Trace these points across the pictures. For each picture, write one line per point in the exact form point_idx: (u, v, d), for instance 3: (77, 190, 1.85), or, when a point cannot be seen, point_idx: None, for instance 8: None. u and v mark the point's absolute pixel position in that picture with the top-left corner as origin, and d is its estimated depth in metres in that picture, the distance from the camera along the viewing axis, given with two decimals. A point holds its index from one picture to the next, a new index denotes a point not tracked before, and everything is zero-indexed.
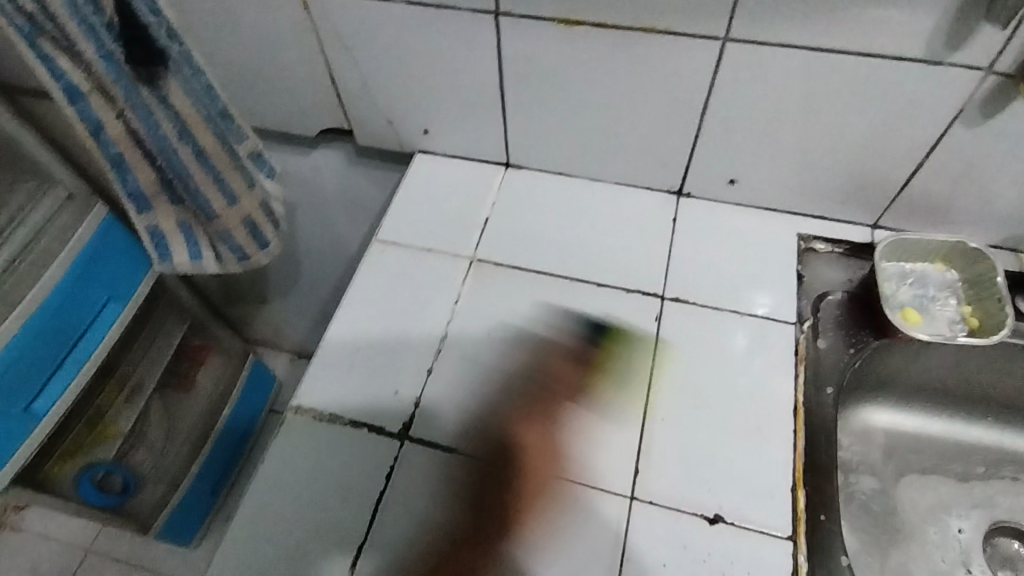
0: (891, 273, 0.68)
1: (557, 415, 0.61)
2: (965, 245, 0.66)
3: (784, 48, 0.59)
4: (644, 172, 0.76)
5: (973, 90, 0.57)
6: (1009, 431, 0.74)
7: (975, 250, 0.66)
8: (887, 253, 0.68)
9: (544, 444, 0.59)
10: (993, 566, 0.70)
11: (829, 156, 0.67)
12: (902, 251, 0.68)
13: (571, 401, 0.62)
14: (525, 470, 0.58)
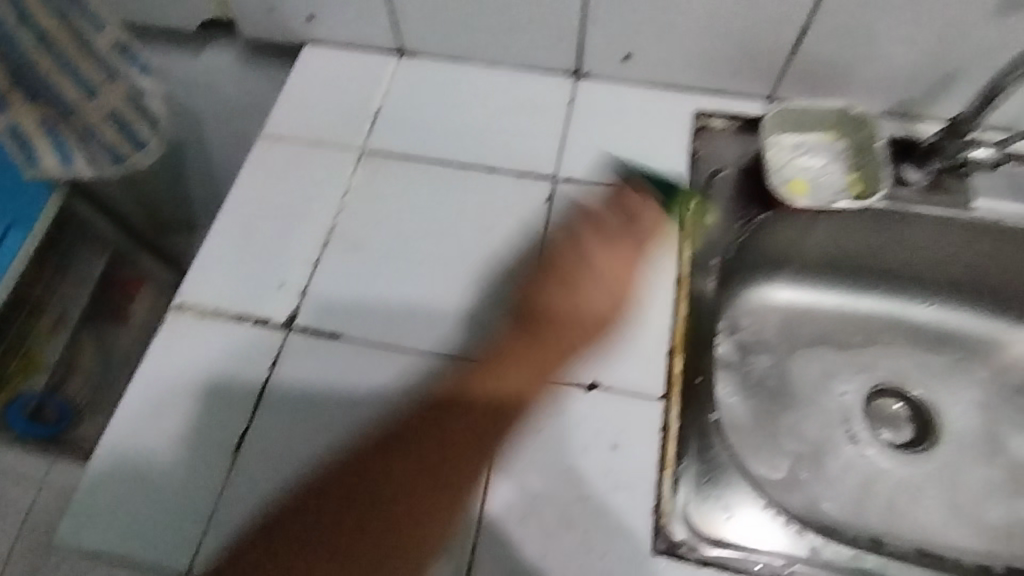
0: (776, 143, 0.68)
1: (444, 299, 0.62)
2: (849, 110, 0.66)
3: None
4: (537, 52, 0.72)
5: None
6: (898, 298, 0.77)
7: (860, 116, 0.67)
8: (771, 123, 0.68)
9: (429, 328, 0.60)
10: (872, 424, 0.73)
11: (717, 22, 0.65)
12: (787, 122, 0.68)
13: (460, 284, 0.62)
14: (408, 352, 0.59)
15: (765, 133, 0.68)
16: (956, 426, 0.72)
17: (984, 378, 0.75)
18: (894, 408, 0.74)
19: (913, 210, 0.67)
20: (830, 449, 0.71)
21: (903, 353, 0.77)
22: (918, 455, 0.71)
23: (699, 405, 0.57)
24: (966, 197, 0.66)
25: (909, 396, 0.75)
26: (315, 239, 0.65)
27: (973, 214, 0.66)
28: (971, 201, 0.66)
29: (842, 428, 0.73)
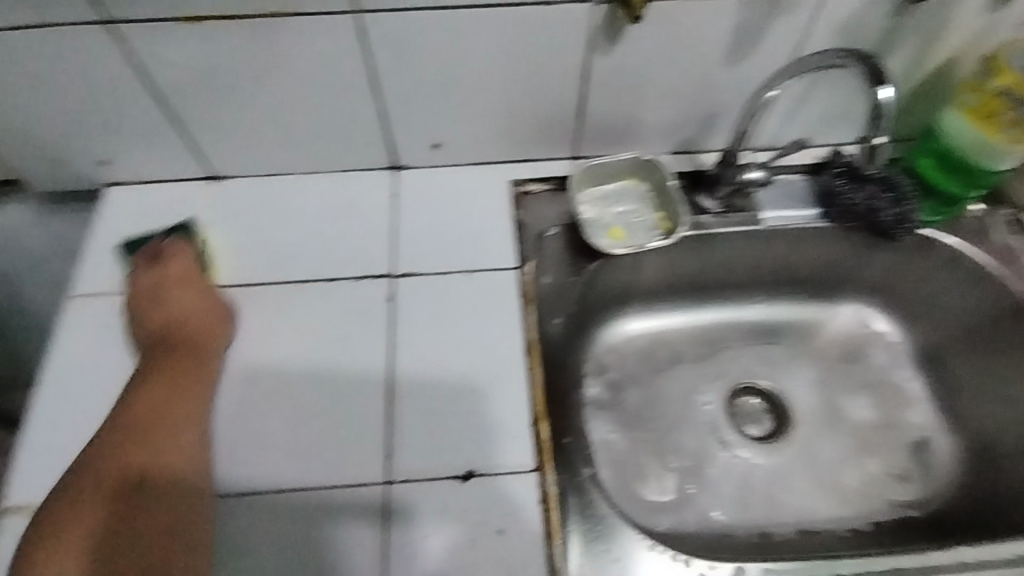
0: (584, 201, 0.73)
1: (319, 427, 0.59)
2: (640, 158, 0.74)
3: (416, 11, 0.59)
4: (349, 155, 0.74)
5: (592, 20, 0.60)
6: (730, 304, 0.86)
7: (651, 161, 0.74)
8: (575, 186, 0.73)
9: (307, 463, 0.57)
10: (738, 425, 0.80)
11: (507, 104, 0.70)
12: (586, 180, 0.74)
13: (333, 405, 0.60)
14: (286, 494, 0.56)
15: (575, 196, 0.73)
16: (803, 407, 0.81)
17: (814, 357, 0.84)
18: (751, 402, 0.82)
19: (716, 231, 0.75)
20: (708, 458, 0.77)
21: (744, 353, 0.85)
22: (779, 443, 0.78)
23: (571, 464, 0.60)
24: (755, 211, 0.76)
25: (760, 388, 0.83)
26: (152, 396, 0.61)
27: (764, 225, 0.75)
28: (759, 214, 0.75)
29: (713, 436, 0.79)
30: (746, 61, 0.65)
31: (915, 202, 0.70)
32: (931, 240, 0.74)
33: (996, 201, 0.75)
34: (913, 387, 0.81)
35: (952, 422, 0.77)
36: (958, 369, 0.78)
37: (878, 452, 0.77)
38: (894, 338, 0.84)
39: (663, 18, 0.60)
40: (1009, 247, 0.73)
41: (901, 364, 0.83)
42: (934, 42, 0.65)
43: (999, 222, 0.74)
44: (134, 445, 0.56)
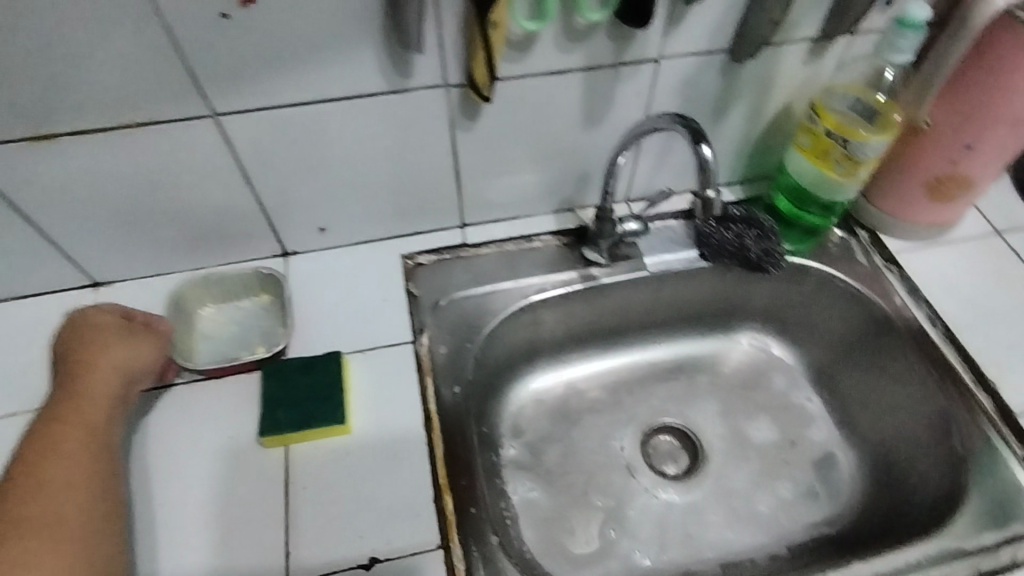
0: (268, 308, 0.73)
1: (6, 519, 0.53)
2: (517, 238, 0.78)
3: (274, 109, 0.60)
4: (238, 247, 0.74)
5: (448, 102, 0.63)
6: (635, 347, 0.89)
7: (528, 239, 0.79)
8: (194, 293, 0.72)
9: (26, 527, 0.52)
10: (654, 464, 0.81)
11: (386, 184, 0.71)
12: (173, 317, 0.70)
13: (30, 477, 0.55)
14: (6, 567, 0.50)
15: (234, 285, 0.72)
16: (714, 438, 0.83)
17: (718, 389, 0.87)
18: (663, 441, 0.84)
19: (603, 281, 0.78)
20: (627, 501, 0.78)
21: (655, 393, 0.87)
22: (696, 477, 0.80)
23: (479, 534, 0.59)
24: (638, 258, 0.79)
25: (671, 425, 0.85)
26: None
27: (648, 270, 0.78)
28: (644, 260, 0.78)
29: (631, 480, 0.80)
30: (601, 123, 0.70)
31: (778, 236, 0.76)
32: (802, 268, 0.79)
33: (855, 226, 0.80)
34: (813, 407, 0.85)
35: (852, 436, 0.81)
36: (847, 383, 0.82)
37: (787, 474, 0.79)
38: (791, 361, 0.88)
39: (515, 93, 0.64)
40: (870, 266, 0.78)
41: (799, 386, 0.86)
42: (765, 91, 0.71)
43: (860, 244, 0.79)
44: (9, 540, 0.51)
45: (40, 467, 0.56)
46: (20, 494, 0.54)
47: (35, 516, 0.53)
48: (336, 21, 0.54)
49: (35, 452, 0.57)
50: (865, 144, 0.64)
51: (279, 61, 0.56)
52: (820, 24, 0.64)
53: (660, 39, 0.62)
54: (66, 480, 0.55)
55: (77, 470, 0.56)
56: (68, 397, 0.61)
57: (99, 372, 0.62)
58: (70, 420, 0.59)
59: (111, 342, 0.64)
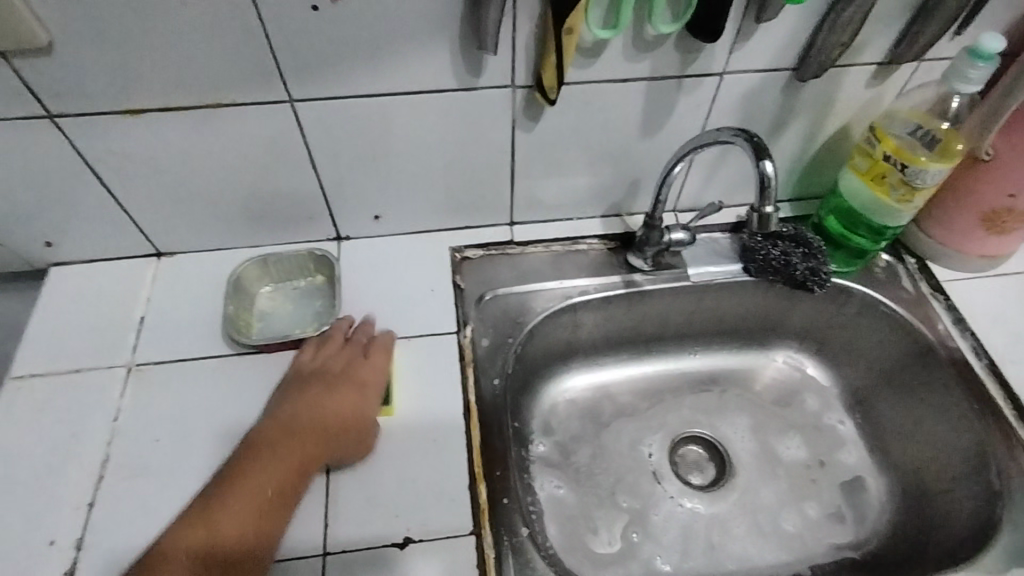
0: (314, 288, 0.75)
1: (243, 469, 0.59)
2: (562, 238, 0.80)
3: (347, 98, 0.63)
4: (296, 228, 0.77)
5: (512, 103, 0.65)
6: (670, 356, 0.90)
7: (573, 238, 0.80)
8: (253, 274, 0.74)
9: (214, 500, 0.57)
10: (681, 472, 0.82)
11: (443, 178, 0.74)
12: (235, 295, 0.72)
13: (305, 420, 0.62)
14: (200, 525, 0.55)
15: (288, 267, 0.75)
16: (743, 453, 0.83)
17: (750, 404, 0.88)
18: (691, 451, 0.84)
19: (645, 288, 0.79)
20: (651, 506, 0.79)
21: (686, 403, 0.88)
22: (722, 489, 0.80)
23: (510, 524, 0.61)
24: (682, 268, 0.80)
25: (700, 436, 0.85)
26: (86, 477, 0.61)
27: (691, 281, 0.79)
28: (687, 270, 0.80)
29: (657, 486, 0.81)
30: (659, 133, 0.71)
31: (825, 256, 0.76)
32: (846, 290, 0.79)
33: (903, 251, 0.80)
34: (845, 430, 0.84)
35: (883, 463, 0.81)
36: (881, 409, 0.82)
37: (814, 494, 0.80)
38: (825, 383, 0.88)
39: (578, 98, 0.65)
40: (916, 293, 0.78)
41: (832, 408, 0.86)
42: (824, 112, 0.72)
43: (907, 270, 0.79)
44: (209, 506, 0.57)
45: (252, 469, 0.58)
46: (223, 493, 0.57)
47: (219, 516, 0.55)
48: (417, 17, 0.56)
49: (254, 446, 0.60)
50: (924, 170, 0.63)
51: (358, 52, 0.59)
52: (887, 48, 0.65)
53: (726, 54, 0.63)
54: (264, 480, 0.57)
55: (280, 472, 0.58)
56: (307, 386, 0.65)
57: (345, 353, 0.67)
58: (314, 410, 0.62)
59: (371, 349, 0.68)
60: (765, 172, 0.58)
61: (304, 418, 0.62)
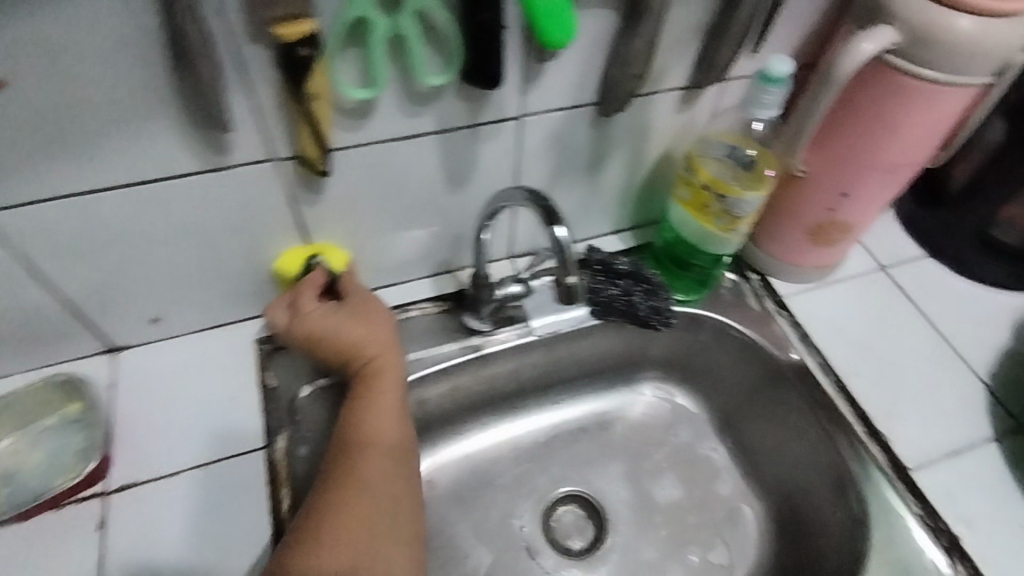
0: (69, 419, 0.61)
1: (335, 476, 0.52)
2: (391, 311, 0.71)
3: (57, 200, 0.50)
4: (48, 350, 0.62)
5: (280, 177, 0.55)
6: (535, 409, 0.83)
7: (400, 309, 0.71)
8: None
9: (333, 504, 0.50)
10: (557, 541, 0.75)
11: (225, 266, 0.62)
12: None
13: (365, 419, 0.55)
14: (299, 542, 0.48)
15: (26, 408, 0.61)
16: (621, 505, 0.78)
17: (624, 446, 0.83)
18: (566, 512, 0.78)
19: (487, 351, 0.71)
20: None
21: (558, 458, 0.81)
22: (601, 551, 0.75)
23: None
24: (525, 322, 0.72)
25: (575, 494, 0.79)
26: None
27: (536, 334, 0.72)
28: (530, 323, 0.72)
29: (532, 562, 0.74)
30: (468, 185, 0.63)
31: (666, 291, 0.72)
32: (696, 318, 0.75)
33: (746, 269, 0.78)
34: (719, 458, 0.81)
35: (758, 488, 0.78)
36: (749, 432, 0.79)
37: (695, 537, 0.76)
38: (695, 411, 0.84)
39: (360, 162, 0.56)
40: (761, 311, 0.75)
41: (704, 436, 0.83)
42: (641, 142, 0.67)
43: (751, 288, 0.77)
44: (315, 524, 0.49)
45: (345, 482, 0.51)
46: (344, 501, 0.50)
47: (357, 499, 0.50)
48: (116, 97, 0.45)
49: (341, 458, 0.53)
50: (740, 200, 0.60)
51: (50, 147, 0.46)
52: (687, 73, 0.61)
53: (518, 98, 0.56)
54: (386, 484, 0.52)
55: (397, 472, 0.54)
56: (359, 387, 0.58)
57: (376, 338, 0.59)
58: (383, 402, 0.56)
59: (370, 334, 0.59)
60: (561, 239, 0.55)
61: (353, 430, 0.55)
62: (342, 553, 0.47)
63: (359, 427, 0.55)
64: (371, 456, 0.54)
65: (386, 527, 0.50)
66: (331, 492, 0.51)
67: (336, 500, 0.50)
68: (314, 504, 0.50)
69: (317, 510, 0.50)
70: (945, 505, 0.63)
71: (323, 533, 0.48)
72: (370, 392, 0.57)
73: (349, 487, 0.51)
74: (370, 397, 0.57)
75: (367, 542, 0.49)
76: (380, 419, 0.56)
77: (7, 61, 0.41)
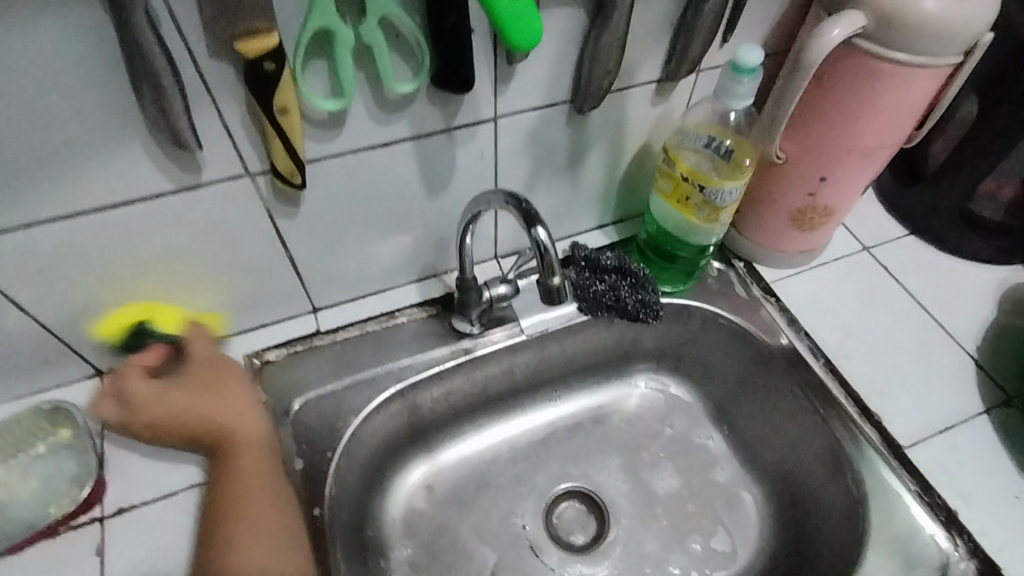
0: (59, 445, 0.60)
1: (240, 498, 0.56)
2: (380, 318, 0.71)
3: (31, 228, 0.49)
4: (35, 377, 0.62)
5: (257, 191, 0.54)
6: (529, 408, 0.83)
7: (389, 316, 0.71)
8: None
9: (243, 511, 0.56)
10: (559, 537, 0.76)
11: (208, 283, 0.61)
12: None
13: (229, 461, 0.58)
14: (223, 551, 0.54)
15: (14, 437, 0.60)
16: (620, 498, 0.78)
17: (620, 439, 0.83)
18: (568, 508, 0.78)
19: (478, 352, 0.71)
20: None
21: (555, 455, 0.81)
22: (603, 545, 0.75)
23: None
24: (514, 322, 0.72)
25: (575, 490, 0.79)
26: None
27: (525, 334, 0.72)
28: (519, 324, 0.72)
29: (535, 560, 0.74)
30: (448, 189, 0.63)
31: (653, 284, 0.72)
32: (685, 308, 0.75)
33: (731, 256, 0.78)
34: (715, 446, 0.81)
35: (755, 474, 0.78)
36: (743, 419, 0.79)
37: (695, 526, 0.76)
38: (689, 400, 0.84)
39: (337, 172, 0.56)
40: (749, 298, 0.75)
41: (699, 425, 0.83)
42: (619, 136, 0.67)
43: (738, 275, 0.77)
44: (218, 538, 0.55)
45: (228, 514, 0.56)
46: (226, 511, 0.56)
47: (243, 527, 0.55)
48: (85, 121, 0.44)
49: (225, 492, 0.57)
50: (721, 190, 0.60)
51: (22, 176, 0.46)
52: (660, 65, 0.61)
53: (491, 99, 0.56)
54: (253, 482, 0.57)
55: (272, 501, 0.57)
56: (219, 450, 0.59)
57: (238, 414, 0.60)
58: (234, 468, 0.58)
59: (228, 412, 0.60)
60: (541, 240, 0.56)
61: (230, 466, 0.58)
62: (239, 564, 0.53)
63: (224, 480, 0.58)
64: (250, 477, 0.58)
65: (265, 507, 0.56)
66: (232, 513, 0.56)
67: (227, 518, 0.56)
68: (215, 524, 0.55)
69: (218, 528, 0.56)
70: (939, 480, 0.63)
71: (247, 547, 0.54)
72: (230, 443, 0.59)
73: (248, 507, 0.56)
74: (229, 449, 0.59)
75: (269, 548, 0.55)
76: (252, 452, 0.59)
77: None
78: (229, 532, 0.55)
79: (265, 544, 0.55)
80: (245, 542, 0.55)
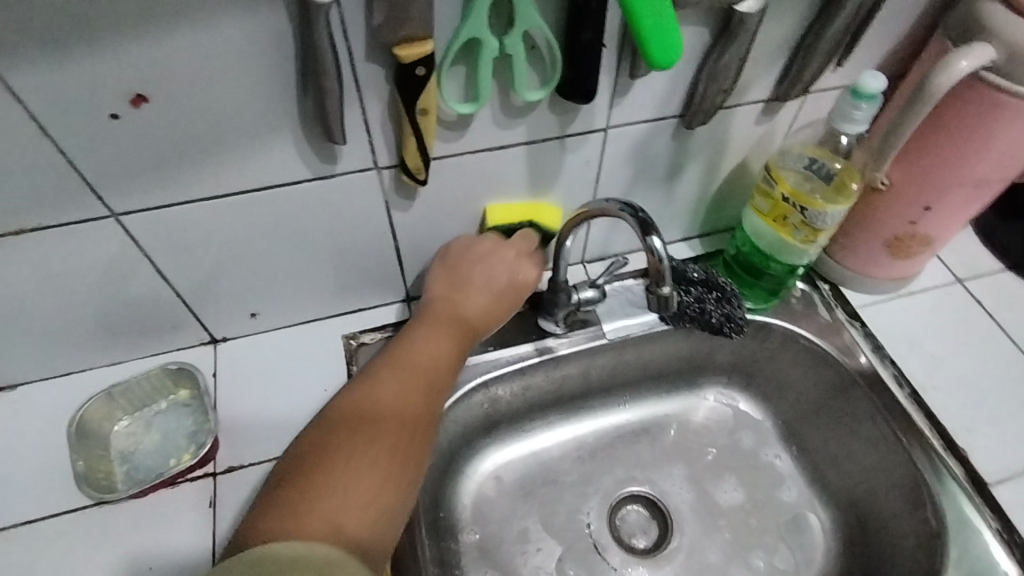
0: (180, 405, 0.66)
1: (396, 405, 0.50)
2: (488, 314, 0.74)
3: (182, 205, 0.54)
4: (159, 339, 0.67)
5: (380, 184, 0.58)
6: (599, 410, 0.84)
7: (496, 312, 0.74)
8: (101, 413, 0.65)
9: (401, 420, 0.49)
10: (622, 538, 0.77)
11: (320, 266, 0.65)
12: (80, 445, 0.63)
13: (450, 359, 0.57)
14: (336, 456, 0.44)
15: (143, 392, 0.66)
16: (685, 506, 0.79)
17: (687, 449, 0.84)
18: (632, 511, 0.80)
19: (559, 353, 0.74)
20: None
21: (621, 458, 0.83)
22: (666, 550, 0.77)
23: None
24: (597, 325, 0.74)
25: (640, 494, 0.81)
26: None
27: (607, 338, 0.74)
28: (602, 327, 0.74)
29: (598, 557, 0.76)
30: (551, 193, 0.65)
31: (739, 300, 0.73)
32: (766, 326, 0.76)
33: (817, 278, 0.78)
34: (783, 465, 0.82)
35: (823, 497, 0.78)
36: (815, 441, 0.79)
37: (760, 542, 0.77)
38: (759, 417, 0.85)
39: (454, 171, 0.59)
40: (833, 321, 0.75)
41: (767, 443, 0.83)
42: (719, 152, 0.68)
43: (822, 298, 0.77)
44: (339, 447, 0.45)
45: (385, 418, 0.48)
46: (365, 424, 0.47)
47: (370, 446, 0.46)
48: (247, 110, 0.49)
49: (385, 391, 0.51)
50: (824, 214, 0.61)
51: (186, 157, 0.50)
52: (772, 86, 0.62)
53: (606, 109, 0.58)
54: (407, 437, 0.48)
55: (423, 427, 0.50)
56: (423, 346, 0.56)
57: (476, 307, 0.61)
58: (433, 369, 0.55)
59: (470, 303, 0.61)
60: (655, 247, 0.58)
61: (393, 398, 0.50)
62: (343, 489, 0.42)
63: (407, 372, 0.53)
64: (408, 426, 0.49)
65: (401, 479, 0.46)
66: (396, 414, 0.49)
67: (388, 422, 0.48)
68: (344, 432, 0.46)
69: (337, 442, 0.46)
70: None
71: (362, 456, 0.45)
72: (450, 345, 0.58)
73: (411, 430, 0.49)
74: (447, 353, 0.57)
75: (374, 494, 0.43)
76: (440, 377, 0.55)
77: (157, 81, 0.45)
78: (385, 428, 0.48)
79: (386, 477, 0.45)
80: (360, 461, 0.45)
